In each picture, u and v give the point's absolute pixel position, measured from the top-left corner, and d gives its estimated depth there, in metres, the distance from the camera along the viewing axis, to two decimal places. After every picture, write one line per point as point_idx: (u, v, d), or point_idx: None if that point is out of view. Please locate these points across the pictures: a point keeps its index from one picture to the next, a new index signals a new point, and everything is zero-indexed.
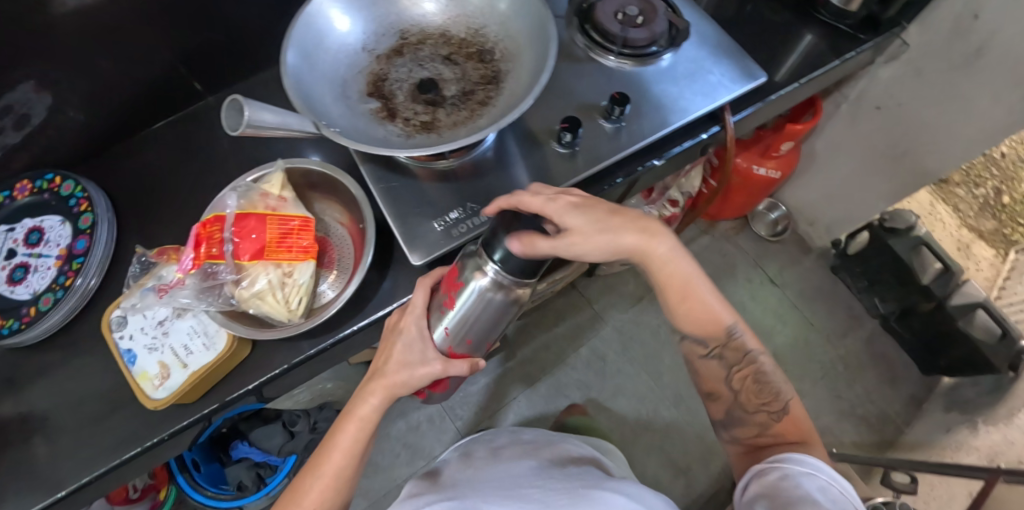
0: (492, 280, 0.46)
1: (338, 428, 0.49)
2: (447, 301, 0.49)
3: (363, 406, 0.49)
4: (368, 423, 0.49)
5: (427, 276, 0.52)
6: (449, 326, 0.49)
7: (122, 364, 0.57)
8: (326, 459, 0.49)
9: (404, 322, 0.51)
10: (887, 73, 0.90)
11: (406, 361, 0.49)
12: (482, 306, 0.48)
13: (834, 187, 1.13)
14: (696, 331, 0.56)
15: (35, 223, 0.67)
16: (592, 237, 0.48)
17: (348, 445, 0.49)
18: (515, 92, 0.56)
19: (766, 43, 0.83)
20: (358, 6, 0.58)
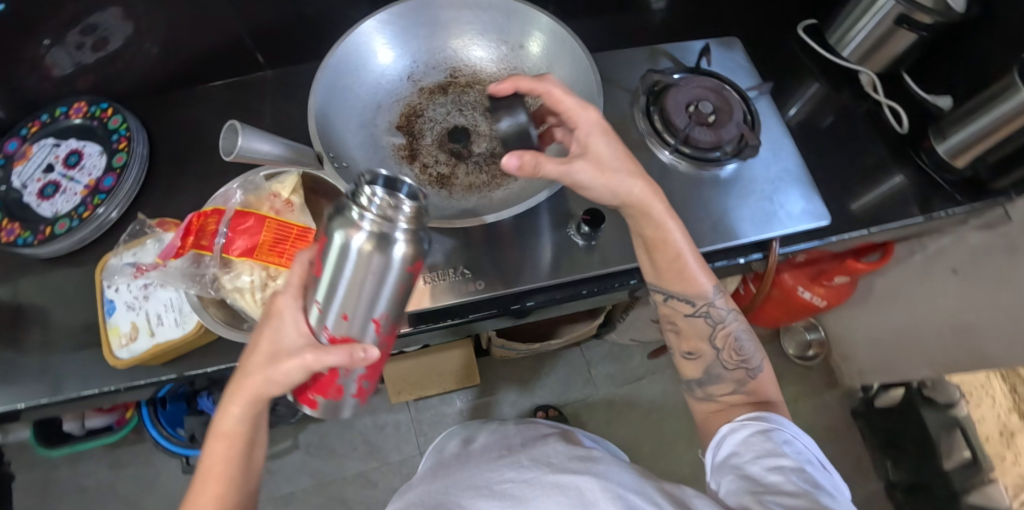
0: (369, 232, 0.36)
1: (212, 449, 0.42)
2: (317, 270, 0.38)
3: (226, 422, 0.40)
4: (237, 437, 0.41)
5: (304, 251, 0.41)
6: (320, 301, 0.38)
7: (101, 313, 0.60)
8: (204, 484, 0.41)
9: (274, 306, 0.40)
10: (974, 240, 0.80)
11: (272, 352, 0.39)
12: (359, 271, 0.37)
13: (882, 332, 1.03)
14: (680, 291, 0.58)
15: (77, 146, 0.70)
16: (605, 168, 0.49)
17: (221, 466, 0.41)
18: (539, 172, 0.53)
19: (845, 175, 0.76)
20: (410, 36, 0.56)
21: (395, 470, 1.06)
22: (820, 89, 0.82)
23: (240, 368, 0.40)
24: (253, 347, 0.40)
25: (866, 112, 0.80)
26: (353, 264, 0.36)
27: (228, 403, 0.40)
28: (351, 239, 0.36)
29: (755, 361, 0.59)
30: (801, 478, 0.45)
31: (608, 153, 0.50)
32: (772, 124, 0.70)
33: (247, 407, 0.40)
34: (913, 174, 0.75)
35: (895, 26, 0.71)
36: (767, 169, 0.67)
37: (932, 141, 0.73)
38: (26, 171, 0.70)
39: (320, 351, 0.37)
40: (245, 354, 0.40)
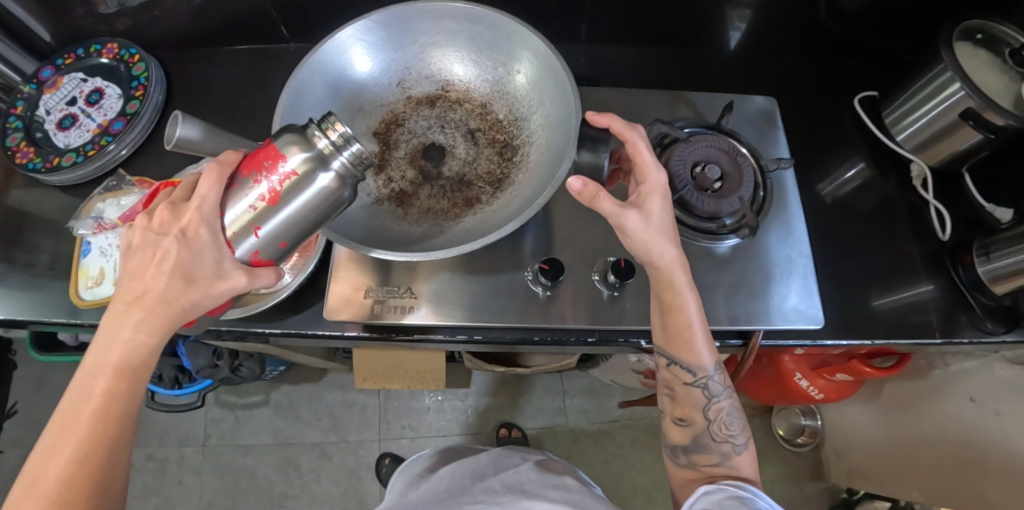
0: (321, 157, 0.41)
1: (86, 387, 0.38)
2: (265, 198, 0.41)
3: (120, 350, 0.39)
4: (136, 369, 0.39)
5: (212, 166, 0.41)
6: (259, 225, 0.42)
7: (77, 254, 0.63)
8: (68, 436, 0.37)
9: (191, 225, 0.40)
10: (1002, 374, 0.71)
11: (193, 274, 0.40)
12: (310, 199, 0.42)
13: (880, 440, 0.95)
14: (680, 357, 0.53)
15: (100, 85, 0.73)
16: (652, 225, 0.49)
17: (97, 404, 0.38)
18: (500, 208, 0.54)
19: (865, 272, 0.68)
20: (397, 46, 0.57)
21: (357, 448, 1.12)
22: (864, 170, 0.74)
23: (147, 291, 0.39)
24: (158, 267, 0.39)
25: (909, 207, 0.71)
26: (303, 190, 0.41)
27: (123, 329, 0.39)
28: (301, 161, 0.41)
29: (741, 439, 0.54)
30: None
31: (661, 217, 0.49)
32: (791, 204, 0.65)
33: (159, 333, 0.40)
34: (945, 288, 0.67)
35: (960, 121, 0.63)
36: (767, 253, 0.63)
37: (976, 257, 0.64)
38: (52, 100, 0.72)
39: (252, 271, 0.42)
40: (149, 278, 0.39)
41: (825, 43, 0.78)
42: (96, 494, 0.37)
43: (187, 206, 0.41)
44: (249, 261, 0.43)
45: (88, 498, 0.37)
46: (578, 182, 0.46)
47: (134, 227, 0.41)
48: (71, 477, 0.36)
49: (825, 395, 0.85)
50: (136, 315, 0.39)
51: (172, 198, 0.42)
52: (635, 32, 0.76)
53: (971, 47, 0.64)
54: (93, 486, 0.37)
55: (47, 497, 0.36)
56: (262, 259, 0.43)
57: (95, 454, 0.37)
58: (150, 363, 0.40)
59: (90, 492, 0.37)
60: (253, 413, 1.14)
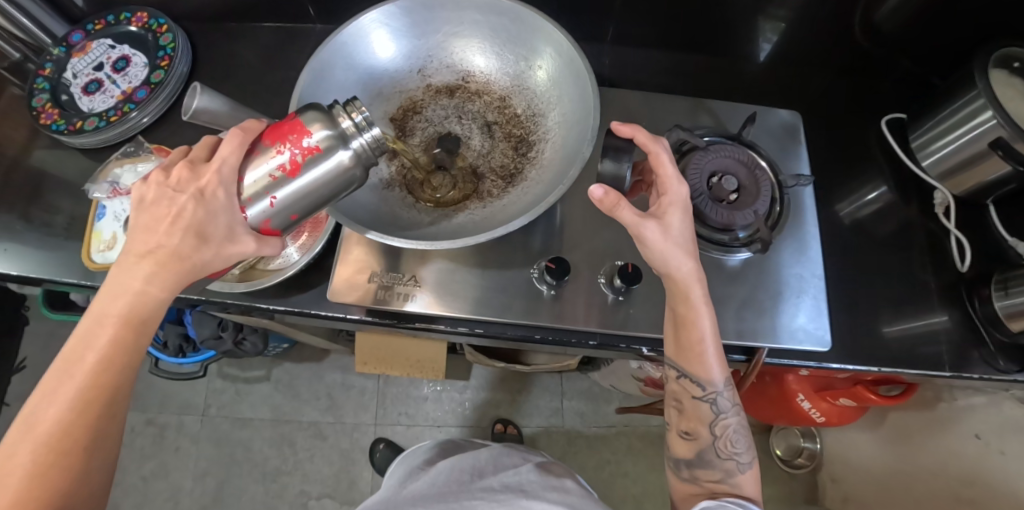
0: (347, 138, 0.42)
1: (92, 333, 0.38)
2: (286, 169, 0.42)
3: (127, 301, 0.39)
4: (140, 322, 0.39)
5: (236, 134, 0.42)
6: (276, 194, 0.42)
7: (93, 217, 0.64)
8: (71, 371, 0.37)
9: (210, 186, 0.40)
10: (1011, 414, 0.69)
11: (207, 232, 0.40)
12: (328, 173, 0.42)
13: (878, 469, 0.94)
14: (692, 371, 0.52)
15: (127, 53, 0.73)
16: (670, 238, 0.48)
17: (100, 353, 0.38)
18: (509, 205, 0.53)
19: (878, 298, 0.66)
20: (420, 33, 0.57)
21: (352, 431, 1.13)
22: (886, 194, 0.72)
23: (161, 247, 0.39)
24: (172, 222, 0.39)
25: (929, 235, 0.70)
26: (323, 164, 0.42)
27: (133, 281, 0.39)
28: (324, 137, 0.42)
29: (746, 458, 0.53)
30: None
31: (681, 231, 0.49)
32: (808, 222, 0.64)
33: (169, 288, 0.40)
34: (960, 321, 0.65)
35: (988, 150, 0.62)
36: (780, 270, 0.62)
37: (993, 291, 0.62)
38: (79, 64, 0.73)
39: (263, 239, 0.43)
40: (162, 234, 0.39)
41: (856, 61, 0.76)
42: (92, 445, 0.37)
43: (206, 168, 0.41)
44: (259, 228, 0.43)
45: (85, 447, 0.37)
46: (599, 190, 0.46)
47: (149, 182, 0.41)
48: (66, 424, 0.36)
49: (826, 418, 0.83)
50: (145, 268, 0.39)
51: (190, 159, 0.42)
52: (661, 36, 0.75)
53: (1006, 75, 0.62)
54: (91, 435, 0.37)
55: (45, 442, 0.36)
56: (271, 229, 0.44)
57: (97, 403, 0.37)
58: (156, 316, 0.40)
59: (86, 440, 0.37)
60: (254, 388, 1.15)
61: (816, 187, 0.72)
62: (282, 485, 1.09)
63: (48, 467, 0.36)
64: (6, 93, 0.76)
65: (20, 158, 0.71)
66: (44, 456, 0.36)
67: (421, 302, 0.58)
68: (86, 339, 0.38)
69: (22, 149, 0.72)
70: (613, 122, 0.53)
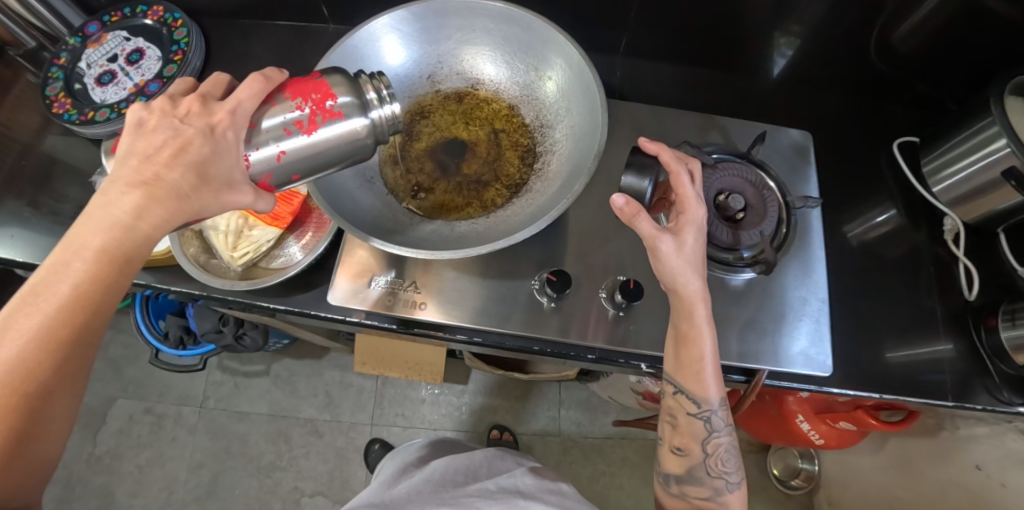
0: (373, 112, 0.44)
1: (64, 265, 0.37)
2: (302, 126, 0.42)
3: (109, 234, 0.37)
4: (119, 257, 0.38)
5: (260, 79, 0.42)
6: (285, 148, 0.42)
7: None
8: (35, 307, 0.35)
9: (222, 124, 0.41)
10: (1015, 445, 0.68)
11: (208, 173, 0.40)
12: (341, 137, 0.43)
13: (873, 493, 0.93)
14: (691, 389, 0.51)
15: (141, 45, 0.74)
16: (684, 254, 0.48)
17: (75, 287, 0.36)
18: (514, 216, 0.53)
19: (882, 323, 0.66)
20: (429, 39, 0.57)
21: (347, 430, 1.13)
22: (895, 217, 0.71)
23: (157, 179, 0.39)
24: (173, 153, 0.39)
25: (938, 262, 0.69)
26: (338, 128, 0.42)
27: (112, 226, 0.37)
28: (346, 103, 0.43)
29: (735, 477, 0.53)
30: None
31: (694, 248, 0.48)
32: (813, 244, 0.63)
33: (155, 224, 0.39)
34: (964, 350, 0.64)
35: (1000, 179, 0.61)
36: (783, 292, 0.61)
37: (1000, 321, 0.61)
38: (93, 55, 0.74)
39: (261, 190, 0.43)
40: (160, 164, 0.39)
41: (873, 83, 0.75)
42: (56, 388, 0.36)
43: (220, 107, 0.41)
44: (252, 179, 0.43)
45: (50, 390, 0.36)
46: (620, 199, 0.46)
47: (153, 108, 0.41)
48: (33, 363, 0.35)
49: (825, 440, 0.82)
50: (133, 199, 0.38)
51: (203, 95, 0.43)
52: (675, 50, 0.74)
53: (1022, 103, 0.61)
54: (56, 377, 0.36)
55: (9, 381, 0.34)
56: (270, 184, 0.44)
57: (67, 342, 0.36)
58: (139, 256, 0.39)
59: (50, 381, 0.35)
60: (253, 382, 1.16)
61: (824, 207, 0.71)
62: (275, 481, 1.09)
63: (12, 407, 0.34)
64: (22, 81, 0.77)
65: (33, 145, 0.72)
66: (7, 398, 0.34)
67: (420, 309, 0.58)
68: (57, 271, 0.36)
69: (34, 136, 0.73)
70: (641, 137, 0.53)
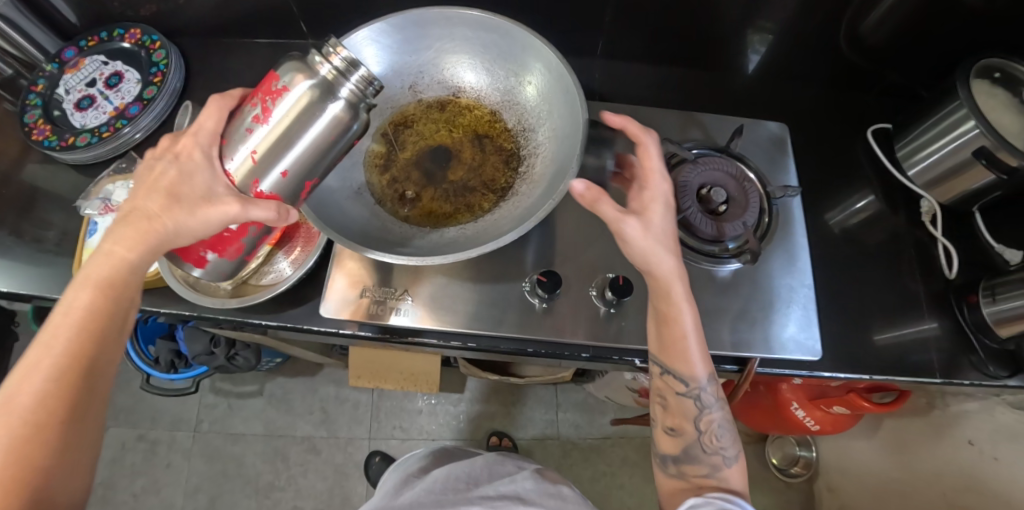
0: (324, 80, 0.41)
1: (76, 292, 0.40)
2: (258, 118, 0.42)
3: (110, 260, 0.41)
4: (122, 280, 0.42)
5: (225, 99, 0.45)
6: (254, 147, 0.42)
7: (82, 232, 0.63)
8: (58, 332, 0.39)
9: (187, 148, 0.43)
10: (1005, 419, 0.70)
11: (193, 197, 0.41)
12: (296, 117, 0.41)
13: (870, 475, 0.95)
14: (677, 367, 0.52)
15: (120, 68, 0.74)
16: (651, 233, 0.49)
17: (88, 308, 0.40)
18: (501, 220, 0.53)
19: (868, 306, 0.67)
20: (409, 48, 0.57)
21: (346, 447, 1.12)
22: (874, 202, 0.73)
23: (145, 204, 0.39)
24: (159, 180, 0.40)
25: (918, 244, 0.71)
26: (289, 107, 0.41)
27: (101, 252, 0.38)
28: (294, 80, 0.41)
29: (732, 452, 0.53)
30: None
31: (662, 226, 0.49)
32: (796, 233, 0.65)
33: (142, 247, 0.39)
34: (949, 328, 0.65)
35: (972, 159, 0.62)
36: (769, 280, 0.62)
37: (981, 298, 0.63)
38: (72, 80, 0.73)
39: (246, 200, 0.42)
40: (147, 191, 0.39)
41: (844, 73, 0.77)
42: (82, 406, 0.39)
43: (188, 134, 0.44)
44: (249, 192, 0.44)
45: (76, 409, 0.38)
46: (580, 185, 0.47)
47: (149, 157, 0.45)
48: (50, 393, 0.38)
49: (821, 426, 0.83)
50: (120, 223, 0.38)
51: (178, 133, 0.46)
52: (651, 50, 0.76)
53: (989, 86, 0.63)
54: (80, 394, 0.39)
55: (41, 402, 0.37)
56: (264, 189, 0.44)
57: (83, 361, 0.39)
58: (139, 276, 0.43)
59: (71, 407, 0.38)
60: (247, 402, 1.14)
61: (806, 197, 0.73)
62: (274, 501, 1.08)
63: (41, 426, 0.37)
64: None
65: (11, 173, 0.71)
66: (38, 417, 0.37)
67: (412, 317, 0.58)
68: (71, 297, 0.40)
69: (12, 164, 0.72)
70: (603, 113, 0.54)
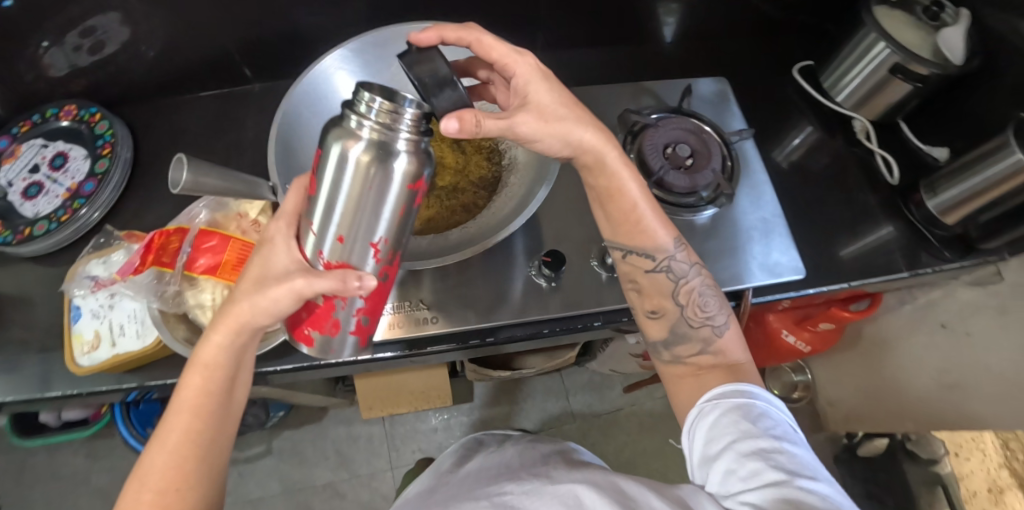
0: (363, 137, 0.35)
1: (186, 379, 0.40)
2: (312, 187, 0.39)
3: (220, 348, 0.40)
4: (220, 366, 0.40)
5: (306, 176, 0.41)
6: (315, 223, 0.39)
7: (66, 318, 0.61)
8: (174, 418, 0.40)
9: (270, 234, 0.41)
10: (967, 297, 0.78)
11: None
12: (345, 180, 0.36)
13: (862, 381, 1.03)
14: (637, 243, 0.53)
15: (63, 148, 0.71)
16: (547, 119, 0.46)
17: (196, 394, 0.40)
18: (500, 213, 0.56)
19: (832, 223, 0.73)
20: (376, 66, 0.59)
21: (370, 484, 1.10)
22: (813, 131, 0.80)
23: None
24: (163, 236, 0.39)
25: (860, 160, 0.78)
26: (340, 172, 0.36)
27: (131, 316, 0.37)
28: (338, 146, 0.36)
29: (720, 320, 0.54)
30: (774, 463, 0.41)
31: (549, 101, 0.47)
32: (756, 170, 0.71)
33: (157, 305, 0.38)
34: (904, 227, 0.73)
35: (889, 75, 0.70)
36: (744, 217, 0.67)
37: (924, 195, 0.70)
38: (13, 170, 0.70)
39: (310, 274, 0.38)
40: None
41: (761, 23, 0.84)
42: (196, 491, 0.39)
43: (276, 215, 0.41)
44: (322, 265, 0.40)
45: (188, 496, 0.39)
46: (451, 123, 0.38)
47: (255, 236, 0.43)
48: (174, 475, 0.38)
49: (811, 346, 0.89)
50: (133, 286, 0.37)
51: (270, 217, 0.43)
52: (588, 33, 0.80)
53: (888, 9, 0.70)
54: (194, 481, 0.39)
55: (161, 489, 0.38)
56: (331, 262, 0.39)
57: (197, 446, 0.40)
58: (244, 357, 0.42)
59: (188, 491, 0.39)
60: (257, 464, 1.10)
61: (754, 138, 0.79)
62: None
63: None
64: None
65: None
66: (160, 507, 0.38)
67: (431, 324, 0.59)
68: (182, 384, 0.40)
69: None
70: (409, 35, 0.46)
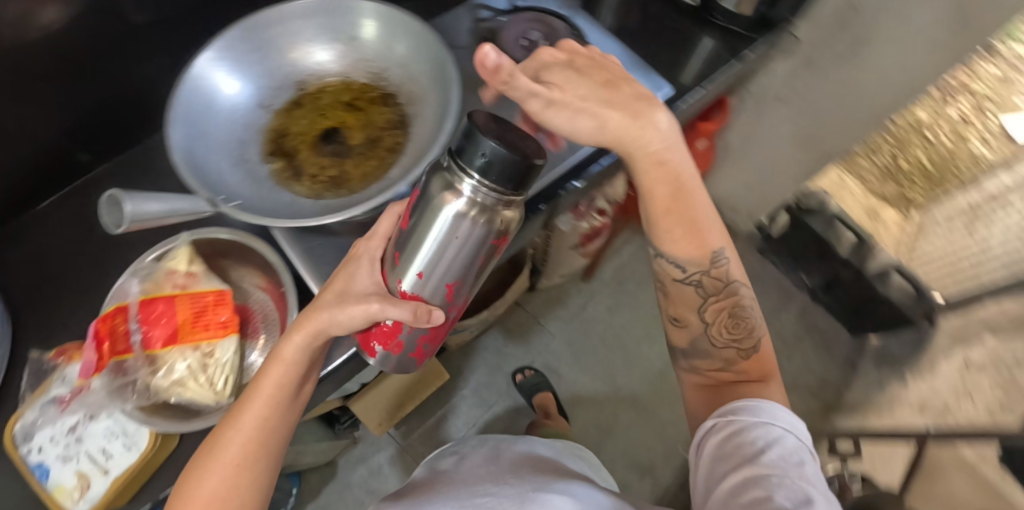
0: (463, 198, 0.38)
1: (265, 370, 0.48)
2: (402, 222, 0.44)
3: (300, 348, 0.48)
4: (298, 361, 0.48)
5: (401, 205, 0.50)
6: (402, 259, 0.44)
7: (34, 480, 0.52)
8: (250, 400, 0.47)
9: (361, 251, 0.49)
10: (783, 68, 0.98)
11: None
12: (433, 226, 0.41)
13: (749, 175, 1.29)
14: (678, 254, 0.58)
15: None
16: (569, 90, 0.55)
17: (274, 385, 0.47)
18: (423, 134, 0.59)
19: (669, 49, 0.87)
20: (249, 62, 0.61)
21: None
22: None
23: None
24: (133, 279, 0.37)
25: None
26: (432, 221, 0.40)
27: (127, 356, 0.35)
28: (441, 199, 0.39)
29: (751, 336, 0.58)
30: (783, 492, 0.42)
31: (563, 79, 0.56)
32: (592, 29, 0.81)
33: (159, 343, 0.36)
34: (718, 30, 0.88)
35: None
36: None
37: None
38: None
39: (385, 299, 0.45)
40: None
41: None
42: (255, 472, 0.46)
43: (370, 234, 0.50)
44: (400, 293, 0.46)
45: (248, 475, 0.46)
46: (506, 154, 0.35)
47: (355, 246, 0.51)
48: (242, 453, 0.45)
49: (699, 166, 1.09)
50: None
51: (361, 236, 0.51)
52: None
53: None
54: (257, 460, 0.46)
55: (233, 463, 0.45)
56: (407, 293, 0.45)
57: (267, 428, 0.47)
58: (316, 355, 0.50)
59: (247, 477, 0.45)
60: None
61: None
62: None
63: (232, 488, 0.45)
64: None
65: None
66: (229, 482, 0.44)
67: None
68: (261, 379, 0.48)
69: None
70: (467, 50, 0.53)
